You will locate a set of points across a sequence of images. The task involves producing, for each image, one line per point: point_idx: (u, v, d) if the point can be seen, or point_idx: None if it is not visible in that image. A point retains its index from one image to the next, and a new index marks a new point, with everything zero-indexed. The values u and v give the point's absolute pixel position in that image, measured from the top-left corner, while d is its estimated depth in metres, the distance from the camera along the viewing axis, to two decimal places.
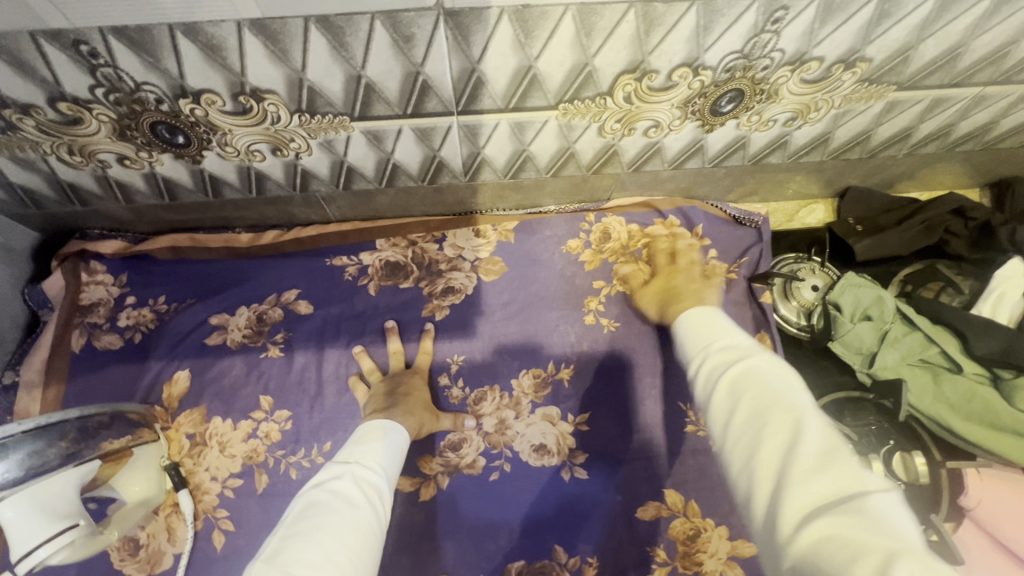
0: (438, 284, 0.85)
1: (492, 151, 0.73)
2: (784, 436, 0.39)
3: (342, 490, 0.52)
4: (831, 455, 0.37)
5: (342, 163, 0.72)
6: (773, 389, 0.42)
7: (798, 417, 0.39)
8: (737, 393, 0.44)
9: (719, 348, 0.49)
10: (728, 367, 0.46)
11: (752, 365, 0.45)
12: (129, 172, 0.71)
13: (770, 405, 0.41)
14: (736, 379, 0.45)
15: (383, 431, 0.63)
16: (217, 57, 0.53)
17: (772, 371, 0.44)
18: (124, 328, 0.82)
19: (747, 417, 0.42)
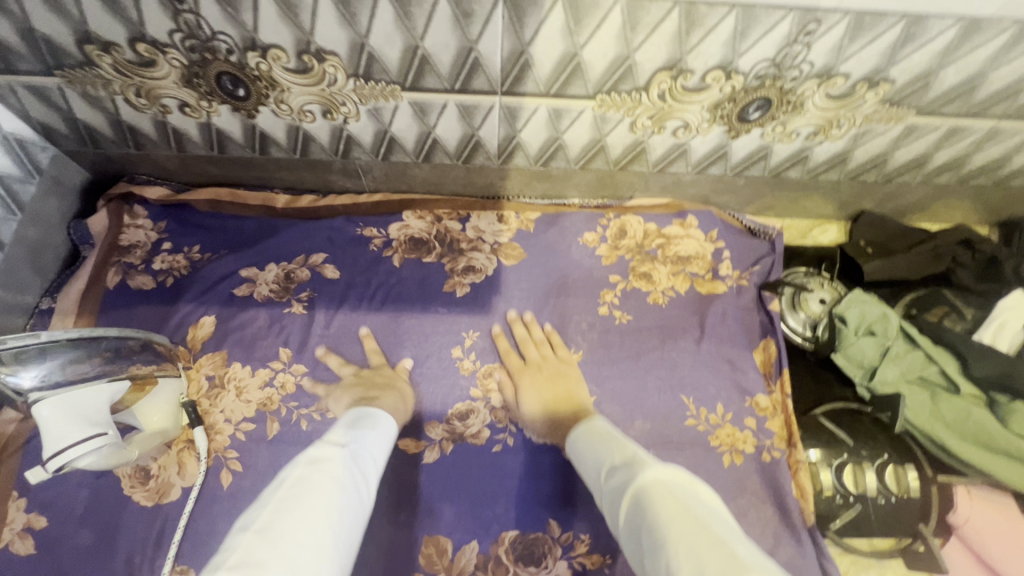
0: (460, 262, 0.89)
1: (527, 136, 0.77)
2: (679, 566, 0.41)
3: (332, 470, 0.56)
4: (729, 572, 0.39)
5: (385, 133, 0.77)
6: (682, 505, 0.46)
7: (694, 534, 0.43)
8: (641, 523, 0.48)
9: (616, 470, 0.55)
10: (630, 488, 0.51)
11: (644, 483, 0.50)
12: (187, 121, 0.75)
13: (683, 518, 0.45)
14: (638, 501, 0.50)
15: (375, 418, 0.67)
16: (291, 14, 0.58)
17: (669, 483, 0.49)
18: (157, 271, 0.86)
19: (656, 540, 0.45)
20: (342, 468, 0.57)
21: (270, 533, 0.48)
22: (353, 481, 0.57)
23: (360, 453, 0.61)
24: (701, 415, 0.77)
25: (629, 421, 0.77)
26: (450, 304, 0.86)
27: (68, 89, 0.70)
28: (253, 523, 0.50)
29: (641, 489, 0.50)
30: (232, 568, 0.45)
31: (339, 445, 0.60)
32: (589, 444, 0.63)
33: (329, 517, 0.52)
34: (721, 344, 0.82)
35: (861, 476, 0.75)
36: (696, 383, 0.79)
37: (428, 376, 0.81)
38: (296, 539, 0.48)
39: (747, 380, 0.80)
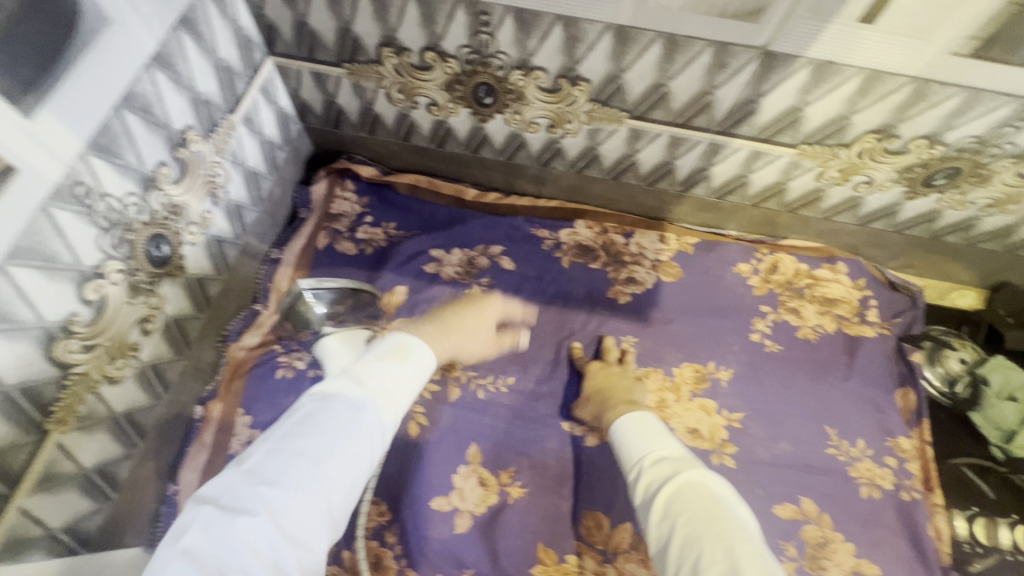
0: (622, 273, 0.98)
1: (718, 170, 0.86)
2: (722, 559, 0.47)
3: (336, 416, 0.48)
4: None
5: (592, 150, 0.87)
6: (715, 513, 0.51)
7: (733, 543, 0.48)
8: (677, 512, 0.53)
9: (658, 458, 0.61)
10: (676, 479, 0.56)
11: (690, 481, 0.56)
12: (426, 117, 0.87)
13: (714, 526, 0.50)
14: (679, 495, 0.55)
15: (406, 347, 0.59)
16: (572, 47, 0.69)
17: (707, 488, 0.54)
18: (360, 240, 0.98)
19: (689, 536, 0.51)
20: (385, 385, 0.53)
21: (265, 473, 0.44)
22: (372, 445, 0.50)
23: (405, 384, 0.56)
24: (842, 446, 0.83)
25: (773, 441, 0.84)
26: (612, 309, 0.95)
27: (345, 79, 0.82)
28: (247, 458, 0.46)
29: (680, 487, 0.55)
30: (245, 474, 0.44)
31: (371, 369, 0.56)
32: (631, 432, 0.66)
33: (327, 476, 0.45)
34: (864, 385, 0.88)
35: (994, 531, 0.80)
36: (838, 416, 0.86)
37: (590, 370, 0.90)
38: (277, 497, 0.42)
39: (887, 422, 0.86)
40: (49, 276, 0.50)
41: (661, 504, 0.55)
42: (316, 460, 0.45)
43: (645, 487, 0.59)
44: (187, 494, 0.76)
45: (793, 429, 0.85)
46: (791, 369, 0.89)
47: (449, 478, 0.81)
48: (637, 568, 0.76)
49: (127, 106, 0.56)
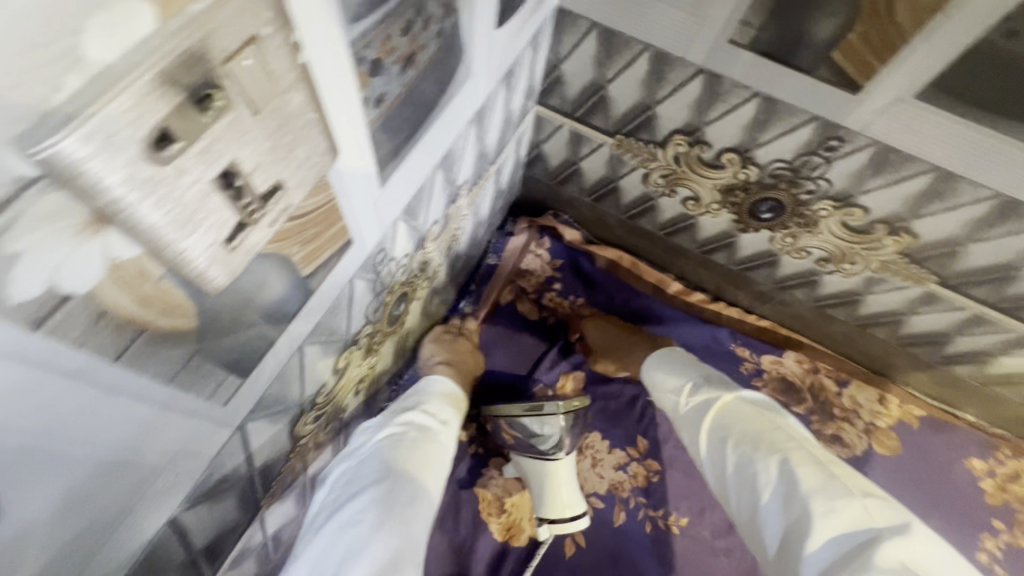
0: (828, 427, 0.84)
1: (1008, 360, 0.71)
2: (777, 468, 0.50)
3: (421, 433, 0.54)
4: (828, 487, 0.47)
5: (856, 294, 0.74)
6: (762, 425, 0.54)
7: (786, 449, 0.51)
8: (727, 433, 0.56)
9: (695, 385, 0.63)
10: (718, 402, 0.59)
11: (732, 403, 0.58)
12: (674, 206, 0.77)
13: (766, 437, 0.53)
14: (726, 415, 0.57)
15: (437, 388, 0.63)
16: (926, 200, 0.56)
17: (742, 410, 0.57)
18: (544, 306, 0.90)
19: (744, 453, 0.53)
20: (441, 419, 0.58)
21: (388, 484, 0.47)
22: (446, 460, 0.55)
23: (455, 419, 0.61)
24: None
25: None
26: None
27: (606, 148, 0.73)
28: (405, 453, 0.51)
29: (722, 412, 0.58)
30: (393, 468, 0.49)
31: (416, 398, 0.60)
32: (663, 365, 0.69)
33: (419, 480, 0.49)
34: None
35: None
36: None
37: None
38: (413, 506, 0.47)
39: None
40: (325, 350, 0.43)
41: (709, 430, 0.58)
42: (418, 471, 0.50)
43: (687, 417, 0.62)
44: None
45: None
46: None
47: None
48: None
49: (441, 166, 0.48)
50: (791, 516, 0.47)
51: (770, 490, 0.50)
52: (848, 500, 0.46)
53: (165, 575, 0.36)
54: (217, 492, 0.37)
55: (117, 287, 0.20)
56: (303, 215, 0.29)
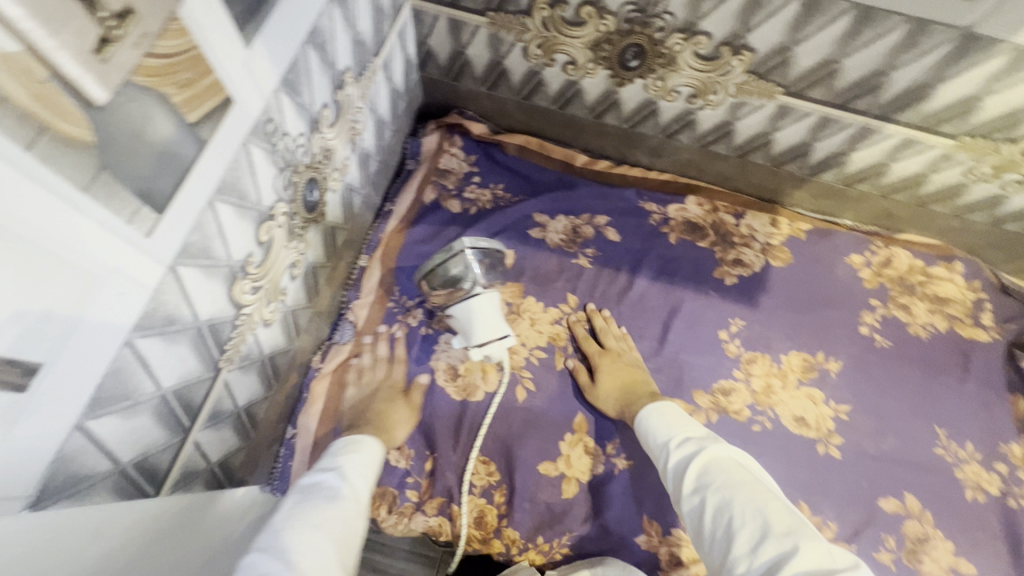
0: (730, 254, 0.96)
1: (858, 156, 0.82)
2: (755, 512, 0.54)
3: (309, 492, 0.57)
4: (808, 538, 0.51)
5: (728, 125, 0.83)
6: (753, 481, 0.58)
7: (769, 500, 0.55)
8: (710, 480, 0.59)
9: (681, 440, 0.66)
10: (701, 455, 0.62)
11: (715, 456, 0.61)
12: (558, 76, 0.83)
13: (752, 488, 0.56)
14: (711, 465, 0.60)
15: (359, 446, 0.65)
16: (750, 11, 0.65)
17: (723, 457, 0.61)
18: (466, 199, 0.96)
19: (722, 500, 0.56)
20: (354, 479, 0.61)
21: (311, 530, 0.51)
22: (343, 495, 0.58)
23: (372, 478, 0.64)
24: (949, 447, 0.83)
25: (879, 435, 0.84)
26: (720, 290, 0.93)
27: (484, 29, 0.79)
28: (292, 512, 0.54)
29: (708, 462, 0.61)
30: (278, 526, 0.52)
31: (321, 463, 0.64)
32: (659, 415, 0.70)
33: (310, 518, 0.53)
34: (980, 389, 0.86)
35: None
36: (948, 416, 0.85)
37: (697, 349, 0.89)
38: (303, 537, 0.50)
39: (1000, 429, 0.84)
40: (239, 214, 0.49)
41: (693, 476, 0.61)
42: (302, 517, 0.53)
43: (673, 456, 0.64)
44: (306, 440, 0.78)
45: (900, 425, 0.85)
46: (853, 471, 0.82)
47: (555, 445, 0.81)
48: None
49: (311, 42, 0.53)
50: (766, 558, 0.50)
51: (747, 531, 0.53)
52: (821, 551, 0.49)
53: (140, 402, 0.43)
54: (168, 331, 0.44)
55: (11, 78, 0.26)
56: (168, 55, 0.35)
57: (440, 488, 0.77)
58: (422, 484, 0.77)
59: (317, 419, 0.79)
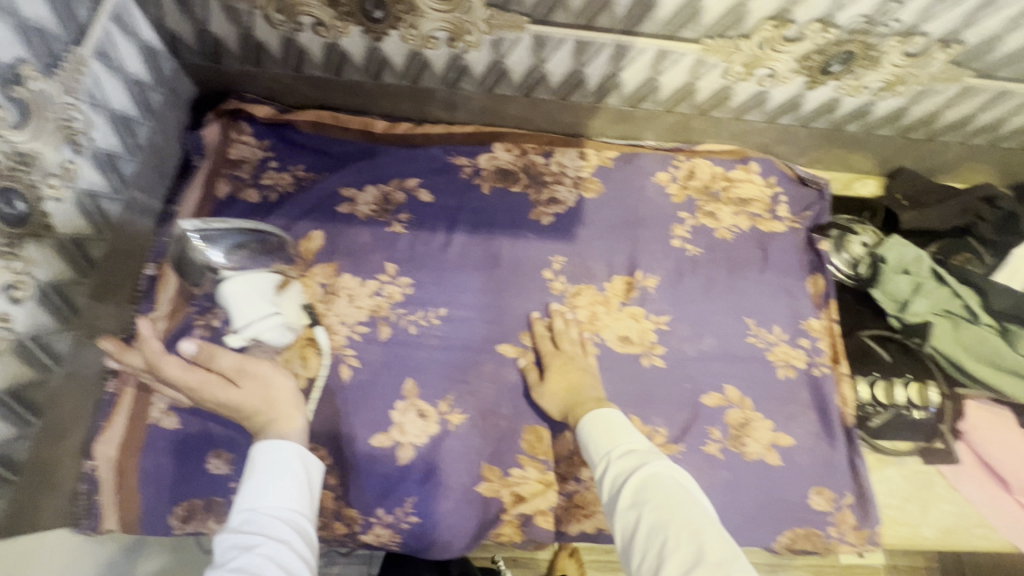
0: (544, 194, 0.96)
1: (628, 75, 0.84)
2: (686, 538, 0.52)
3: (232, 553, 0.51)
4: (730, 565, 0.49)
5: (499, 64, 0.83)
6: (680, 501, 0.55)
7: (701, 524, 0.53)
8: (646, 499, 0.56)
9: (623, 453, 0.63)
10: (642, 471, 0.59)
11: (657, 474, 0.59)
12: (315, 40, 0.79)
13: (681, 512, 0.54)
14: (646, 482, 0.58)
15: (258, 457, 0.61)
16: None
17: (665, 478, 0.58)
18: (264, 186, 0.91)
19: (654, 522, 0.54)
20: (265, 490, 0.57)
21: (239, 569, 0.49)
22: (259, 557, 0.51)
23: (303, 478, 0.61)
24: (760, 335, 0.89)
25: (698, 338, 0.89)
26: (538, 231, 0.94)
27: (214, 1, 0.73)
28: None
29: (643, 479, 0.58)
30: None
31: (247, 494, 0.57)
32: (595, 426, 0.69)
33: None
34: (780, 276, 0.93)
35: (892, 391, 0.88)
36: (756, 307, 0.91)
37: (521, 292, 0.90)
38: None
39: (801, 308, 0.92)
40: None
41: (629, 493, 0.58)
42: None
43: (611, 472, 0.62)
44: (108, 469, 0.72)
45: (715, 325, 0.90)
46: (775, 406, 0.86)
47: (387, 415, 0.80)
48: (578, 469, 0.79)
49: None
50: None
51: (677, 558, 0.51)
52: None
53: None
54: None
55: None
56: None
57: None
58: None
59: (118, 446, 0.73)
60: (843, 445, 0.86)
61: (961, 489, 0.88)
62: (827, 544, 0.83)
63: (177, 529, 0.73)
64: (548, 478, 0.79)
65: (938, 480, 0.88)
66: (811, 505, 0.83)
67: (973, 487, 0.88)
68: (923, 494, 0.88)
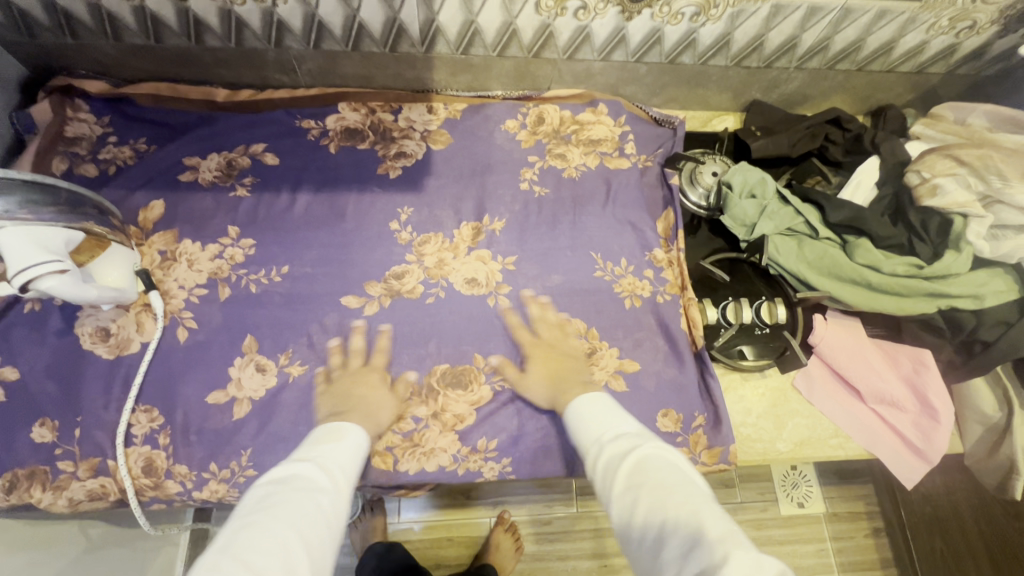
0: (392, 148, 0.96)
1: (445, 19, 0.85)
2: (683, 514, 0.48)
3: (292, 484, 0.55)
4: (725, 534, 0.45)
5: (313, 16, 0.83)
6: (671, 479, 0.51)
7: (684, 497, 0.49)
8: (642, 480, 0.53)
9: (615, 440, 0.60)
10: (634, 454, 0.56)
11: (647, 455, 0.55)
12: (120, 4, 0.80)
13: (685, 487, 0.50)
14: (642, 463, 0.55)
15: (344, 428, 0.66)
16: None
17: (665, 461, 0.54)
18: (102, 161, 0.90)
19: (653, 501, 0.50)
20: (334, 456, 0.61)
21: (274, 510, 0.51)
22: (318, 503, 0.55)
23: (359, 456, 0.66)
24: (606, 268, 0.90)
25: (545, 275, 0.89)
26: (386, 185, 0.94)
27: None
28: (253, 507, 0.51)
29: (638, 461, 0.55)
30: (233, 535, 0.48)
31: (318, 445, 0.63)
32: (586, 413, 0.67)
33: (277, 531, 0.49)
34: (626, 211, 0.94)
35: (740, 310, 0.88)
36: (602, 242, 0.91)
37: (368, 244, 0.90)
38: (262, 547, 0.47)
39: (648, 240, 0.93)
40: None
41: (624, 475, 0.54)
42: (256, 518, 0.49)
43: (606, 458, 0.58)
44: None
45: (564, 262, 0.90)
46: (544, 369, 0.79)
47: (224, 372, 0.80)
48: (418, 408, 0.79)
49: None
50: (688, 568, 0.44)
51: (675, 536, 0.46)
52: (748, 550, 0.43)
53: None
54: None
55: None
56: None
57: (93, 449, 0.73)
58: (73, 452, 0.73)
59: None
60: (693, 367, 0.86)
61: (816, 403, 0.88)
62: None
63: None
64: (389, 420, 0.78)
65: (793, 395, 0.89)
66: (660, 429, 0.82)
67: (826, 399, 0.88)
68: (778, 408, 0.88)
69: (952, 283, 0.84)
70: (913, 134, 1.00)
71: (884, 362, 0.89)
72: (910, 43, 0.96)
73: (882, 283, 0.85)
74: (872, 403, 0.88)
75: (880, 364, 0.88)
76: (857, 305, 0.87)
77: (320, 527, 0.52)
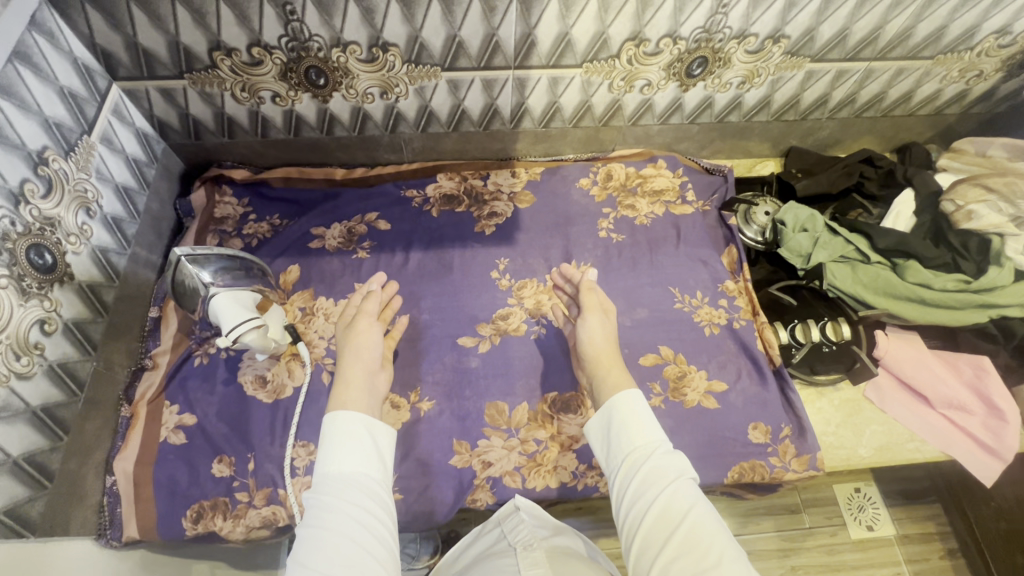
0: (485, 209, 1.12)
1: (533, 101, 1.02)
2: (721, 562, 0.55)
3: (315, 521, 0.60)
4: None
5: (426, 107, 1.01)
6: (712, 527, 0.59)
7: (725, 547, 0.57)
8: (684, 513, 0.60)
9: (659, 456, 0.67)
10: (677, 482, 0.63)
11: (687, 490, 0.63)
12: (275, 109, 0.98)
13: (721, 536, 0.58)
14: (681, 495, 0.62)
15: (336, 423, 0.70)
16: (370, 15, 0.82)
17: (702, 501, 0.62)
18: (246, 235, 1.07)
19: (692, 539, 0.58)
20: (337, 464, 0.66)
21: (304, 554, 0.57)
22: (351, 523, 0.60)
23: (373, 447, 0.70)
24: (684, 300, 1.02)
25: (632, 309, 1.01)
26: (483, 240, 1.09)
27: (190, 89, 0.92)
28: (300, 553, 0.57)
29: (676, 492, 0.62)
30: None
31: (326, 455, 0.67)
32: (623, 413, 0.72)
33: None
34: (694, 249, 1.07)
35: (808, 330, 0.99)
36: (678, 277, 1.04)
37: (473, 292, 1.03)
38: None
39: (716, 273, 1.05)
40: None
41: (664, 502, 0.62)
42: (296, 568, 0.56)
43: (644, 474, 0.65)
44: (128, 481, 0.84)
45: (646, 297, 1.02)
46: (605, 337, 0.87)
47: None
48: (537, 431, 0.90)
49: None
50: None
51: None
52: None
53: None
54: None
55: None
56: None
57: (265, 481, 0.85)
58: (248, 484, 0.85)
59: (134, 461, 0.85)
60: (774, 383, 0.96)
61: (888, 410, 0.97)
62: (773, 474, 0.90)
63: (188, 529, 0.82)
64: (512, 443, 0.89)
65: (866, 404, 0.98)
66: (752, 440, 0.92)
67: (898, 406, 0.97)
68: (854, 417, 0.97)
69: (998, 295, 0.95)
70: (940, 168, 1.13)
71: (946, 370, 0.98)
72: (927, 91, 1.11)
73: (935, 298, 0.96)
74: (942, 408, 0.96)
75: (943, 371, 0.98)
76: (915, 319, 0.97)
77: (368, 558, 0.57)
